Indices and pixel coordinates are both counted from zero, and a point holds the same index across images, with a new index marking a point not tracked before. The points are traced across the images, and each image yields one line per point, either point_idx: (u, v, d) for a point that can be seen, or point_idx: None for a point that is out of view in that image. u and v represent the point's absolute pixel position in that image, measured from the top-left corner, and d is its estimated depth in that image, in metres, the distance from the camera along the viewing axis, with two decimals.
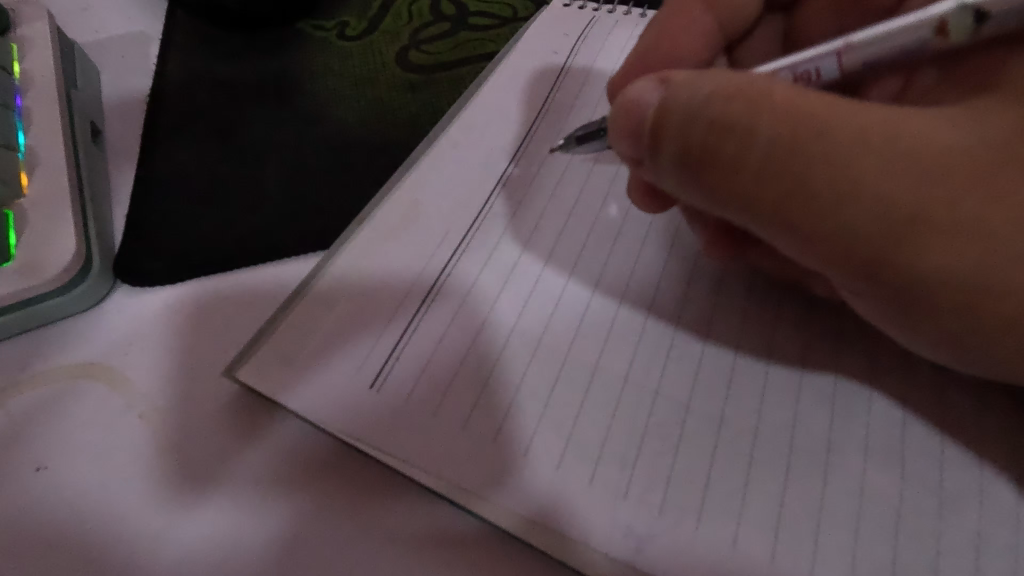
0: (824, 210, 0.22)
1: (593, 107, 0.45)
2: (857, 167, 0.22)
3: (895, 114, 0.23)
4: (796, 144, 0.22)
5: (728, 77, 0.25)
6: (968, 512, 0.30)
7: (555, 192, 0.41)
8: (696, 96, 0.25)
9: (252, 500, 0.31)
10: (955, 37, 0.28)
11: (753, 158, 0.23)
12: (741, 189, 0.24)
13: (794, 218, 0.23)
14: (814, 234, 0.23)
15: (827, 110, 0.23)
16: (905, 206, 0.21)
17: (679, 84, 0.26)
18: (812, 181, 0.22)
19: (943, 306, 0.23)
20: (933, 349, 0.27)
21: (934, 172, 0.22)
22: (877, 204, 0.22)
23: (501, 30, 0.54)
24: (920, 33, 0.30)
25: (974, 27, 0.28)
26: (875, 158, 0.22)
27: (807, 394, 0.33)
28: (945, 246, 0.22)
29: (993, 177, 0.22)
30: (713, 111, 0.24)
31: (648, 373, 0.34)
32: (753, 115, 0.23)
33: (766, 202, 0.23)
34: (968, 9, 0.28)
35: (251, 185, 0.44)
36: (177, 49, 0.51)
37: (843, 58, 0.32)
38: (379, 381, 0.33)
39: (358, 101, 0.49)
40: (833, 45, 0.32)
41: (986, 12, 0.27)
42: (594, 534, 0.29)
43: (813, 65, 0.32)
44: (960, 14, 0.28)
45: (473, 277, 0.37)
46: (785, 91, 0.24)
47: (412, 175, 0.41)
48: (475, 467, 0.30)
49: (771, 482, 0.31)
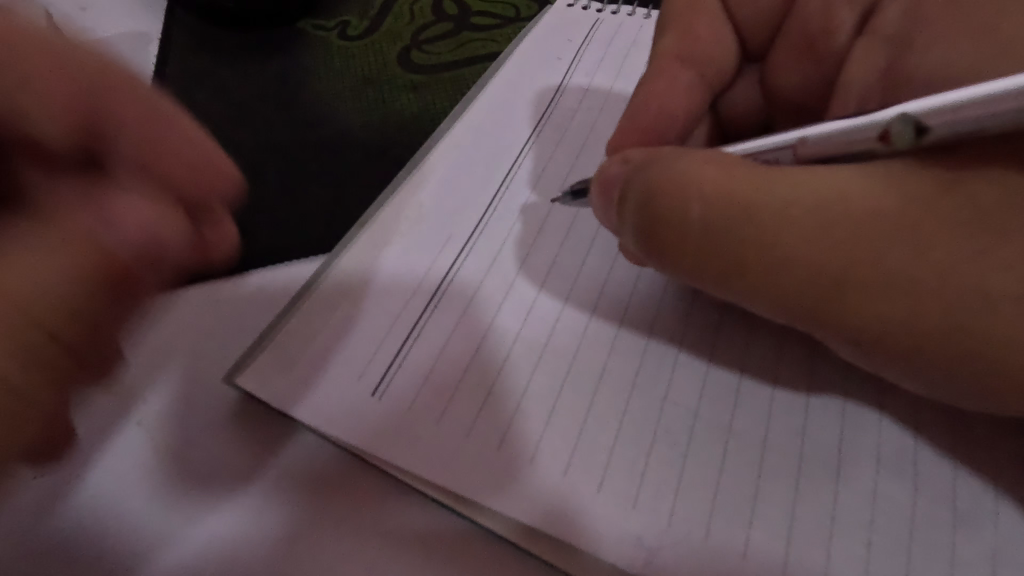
0: (742, 280, 0.27)
1: (597, 109, 0.45)
2: (776, 241, 0.25)
3: (814, 178, 0.26)
4: (713, 228, 0.26)
5: (668, 163, 0.28)
6: (982, 520, 0.30)
7: (561, 194, 0.40)
8: (645, 183, 0.29)
9: (252, 507, 0.30)
10: (898, 146, 0.25)
11: (690, 238, 0.27)
12: (687, 261, 0.28)
13: (731, 284, 0.27)
14: (748, 294, 0.27)
15: (743, 191, 0.26)
16: (826, 273, 0.25)
17: (637, 167, 0.30)
18: (737, 255, 0.26)
19: (899, 345, 0.25)
20: (906, 382, 0.27)
21: (855, 238, 0.24)
22: (785, 274, 0.25)
23: (504, 30, 0.53)
24: (868, 137, 0.26)
25: (916, 138, 0.24)
26: (781, 233, 0.25)
27: (817, 403, 0.33)
28: (870, 302, 0.24)
29: (912, 237, 0.24)
30: (660, 197, 0.28)
31: (656, 380, 0.33)
32: (681, 201, 0.27)
33: (705, 270, 0.27)
34: (907, 119, 0.24)
35: (252, 187, 0.43)
36: (176, 49, 0.50)
37: (801, 152, 0.29)
38: (382, 388, 0.32)
39: (360, 102, 0.49)
40: (789, 137, 0.30)
41: (924, 125, 0.24)
42: (605, 543, 0.29)
43: (771, 155, 0.30)
44: (899, 124, 0.24)
45: (478, 281, 0.36)
46: (713, 175, 0.27)
47: (416, 178, 0.40)
48: (483, 474, 0.30)
49: (783, 490, 0.30)
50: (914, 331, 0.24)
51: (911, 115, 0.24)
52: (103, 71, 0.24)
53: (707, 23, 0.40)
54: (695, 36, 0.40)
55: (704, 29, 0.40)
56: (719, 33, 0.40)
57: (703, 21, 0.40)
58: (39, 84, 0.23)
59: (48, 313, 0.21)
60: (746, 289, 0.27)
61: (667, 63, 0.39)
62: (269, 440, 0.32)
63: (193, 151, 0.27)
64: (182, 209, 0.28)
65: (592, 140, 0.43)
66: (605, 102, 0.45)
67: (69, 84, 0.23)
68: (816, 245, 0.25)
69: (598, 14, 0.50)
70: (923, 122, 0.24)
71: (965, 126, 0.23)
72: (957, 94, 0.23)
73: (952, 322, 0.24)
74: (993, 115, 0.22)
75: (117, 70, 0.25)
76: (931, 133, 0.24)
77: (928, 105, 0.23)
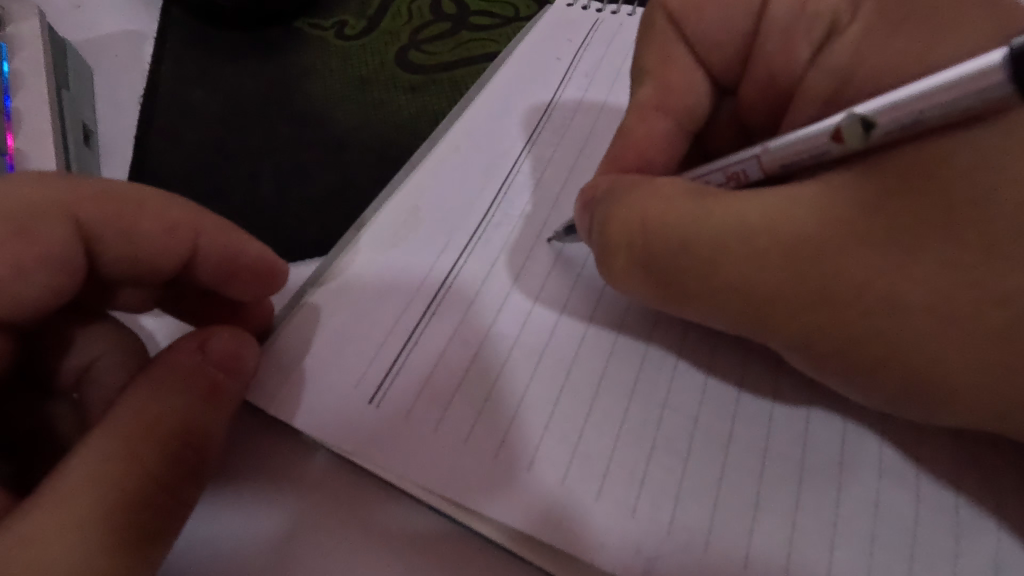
0: (694, 300, 0.29)
1: (596, 111, 0.44)
2: (728, 268, 0.27)
3: (755, 200, 0.27)
4: (660, 257, 0.29)
5: (621, 197, 0.31)
6: (983, 530, 0.30)
7: (559, 197, 0.40)
8: (602, 215, 0.32)
9: (248, 514, 0.30)
10: (851, 146, 0.25)
11: (648, 265, 0.30)
12: (647, 286, 0.30)
13: (687, 305, 0.30)
14: (706, 314, 0.29)
15: (683, 223, 0.28)
16: (774, 298, 0.26)
17: (604, 199, 0.32)
18: (690, 283, 0.29)
19: (856, 360, 0.26)
20: (863, 398, 0.29)
21: (804, 263, 0.26)
22: (730, 293, 0.28)
23: (502, 30, 0.53)
24: (822, 141, 0.27)
25: (866, 135, 0.25)
26: (734, 263, 0.27)
27: (818, 411, 0.33)
28: (821, 323, 0.26)
29: (864, 257, 0.25)
30: (621, 232, 0.30)
31: (654, 386, 0.33)
32: (629, 233, 0.30)
33: (665, 295, 0.30)
34: (855, 118, 0.25)
35: (248, 190, 0.43)
36: (171, 47, 0.50)
37: (765, 161, 0.30)
38: (379, 396, 0.32)
39: (357, 102, 0.48)
40: (752, 149, 0.31)
41: (873, 121, 0.24)
42: (603, 553, 0.28)
43: (739, 166, 0.31)
44: (849, 123, 0.25)
45: (475, 287, 0.36)
46: (657, 207, 0.29)
47: (413, 180, 0.40)
48: (481, 483, 0.30)
49: (785, 498, 0.30)
50: (857, 336, 0.26)
51: (860, 114, 0.25)
52: (194, 228, 0.32)
53: (678, 73, 0.37)
54: (671, 87, 0.37)
55: (678, 79, 0.37)
56: (692, 77, 0.38)
57: (676, 71, 0.37)
58: (157, 243, 0.31)
59: (173, 422, 0.26)
60: (696, 306, 0.29)
61: (646, 117, 0.37)
62: (265, 446, 0.32)
63: (258, 260, 0.34)
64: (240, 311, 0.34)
65: (590, 144, 0.43)
66: (604, 103, 0.45)
67: (174, 240, 0.32)
68: (753, 264, 0.27)
69: (597, 15, 0.50)
70: (872, 118, 0.24)
71: (910, 119, 0.24)
72: (900, 91, 0.24)
73: (891, 329, 0.25)
74: (937, 105, 0.23)
75: (208, 220, 0.33)
76: (880, 128, 0.24)
77: (876, 104, 0.24)
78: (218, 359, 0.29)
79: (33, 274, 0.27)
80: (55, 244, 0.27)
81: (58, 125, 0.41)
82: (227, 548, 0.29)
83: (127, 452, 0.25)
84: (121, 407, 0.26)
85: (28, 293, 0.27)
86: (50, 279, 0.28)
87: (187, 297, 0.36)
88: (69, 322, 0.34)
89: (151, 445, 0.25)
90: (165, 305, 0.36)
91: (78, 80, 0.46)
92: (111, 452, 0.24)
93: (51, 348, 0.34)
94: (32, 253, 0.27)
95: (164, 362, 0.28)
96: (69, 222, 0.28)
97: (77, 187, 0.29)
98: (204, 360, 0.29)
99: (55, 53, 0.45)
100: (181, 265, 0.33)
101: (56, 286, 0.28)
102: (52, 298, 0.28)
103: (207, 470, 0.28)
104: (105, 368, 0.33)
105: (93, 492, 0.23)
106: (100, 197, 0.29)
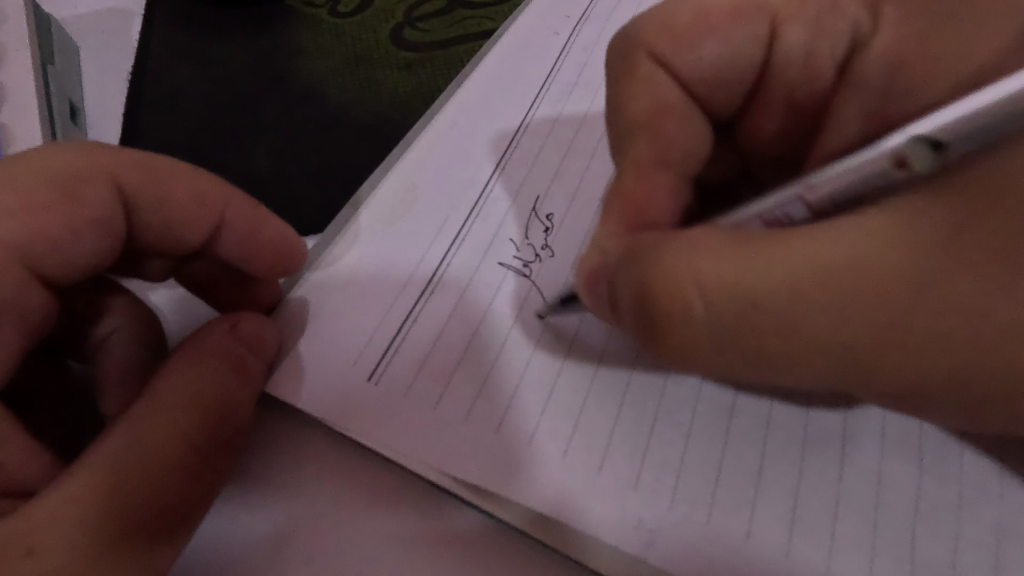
0: (764, 366, 0.25)
1: (594, 89, 0.44)
2: None
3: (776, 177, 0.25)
4: (718, 326, 0.25)
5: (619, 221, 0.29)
6: (986, 506, 0.30)
7: (559, 171, 0.40)
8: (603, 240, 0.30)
9: (250, 502, 0.30)
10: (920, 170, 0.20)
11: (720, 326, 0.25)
12: (710, 358, 0.26)
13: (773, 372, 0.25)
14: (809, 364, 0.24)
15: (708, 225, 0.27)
16: None
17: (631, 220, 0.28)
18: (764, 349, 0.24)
19: None
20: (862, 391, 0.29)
21: None
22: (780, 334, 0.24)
23: (501, 7, 0.52)
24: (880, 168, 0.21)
25: (938, 157, 0.20)
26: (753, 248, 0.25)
27: (821, 391, 0.32)
28: None
29: None
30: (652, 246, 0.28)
31: (655, 363, 0.33)
32: None
33: (744, 365, 0.25)
34: (919, 139, 0.20)
35: (241, 165, 0.42)
36: (160, 23, 0.49)
37: (810, 200, 0.24)
38: (377, 372, 0.31)
39: (350, 80, 0.47)
40: (790, 187, 0.25)
41: (943, 139, 0.19)
42: (603, 529, 0.28)
43: (777, 210, 0.25)
44: (914, 147, 0.20)
45: (473, 268, 0.35)
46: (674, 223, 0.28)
47: (411, 154, 0.39)
48: (481, 461, 0.29)
49: (787, 475, 0.30)
50: None
51: (924, 134, 0.20)
52: (223, 201, 0.32)
53: None
54: None
55: None
56: None
57: None
58: (187, 213, 0.31)
59: (211, 397, 0.27)
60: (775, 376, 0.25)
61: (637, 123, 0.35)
62: (268, 428, 0.31)
63: (277, 234, 0.33)
64: (247, 285, 0.34)
65: (589, 121, 0.42)
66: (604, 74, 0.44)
67: (201, 213, 0.31)
68: None
69: None
70: (941, 137, 0.19)
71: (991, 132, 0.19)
72: (967, 101, 0.19)
73: None
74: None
75: (232, 195, 0.33)
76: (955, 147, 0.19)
77: (941, 118, 0.19)
78: (247, 341, 0.30)
79: (82, 233, 0.28)
80: (96, 209, 0.28)
81: (44, 103, 0.40)
82: (231, 532, 0.29)
83: (174, 423, 0.26)
84: (158, 388, 0.26)
85: (73, 254, 0.28)
86: (54, 252, 0.27)
87: (200, 276, 0.35)
88: (93, 294, 0.33)
89: (194, 415, 0.26)
90: (180, 278, 0.35)
91: (66, 56, 0.45)
92: (149, 424, 0.25)
93: (75, 318, 0.33)
94: (81, 216, 0.28)
95: (194, 343, 0.29)
96: (110, 186, 0.28)
97: (115, 154, 0.29)
98: (235, 341, 0.29)
99: (42, 26, 0.44)
100: (206, 238, 0.32)
101: (61, 258, 0.27)
102: (67, 273, 0.28)
103: (239, 443, 0.28)
104: (120, 344, 0.32)
105: (126, 467, 0.24)
106: (133, 166, 0.29)
